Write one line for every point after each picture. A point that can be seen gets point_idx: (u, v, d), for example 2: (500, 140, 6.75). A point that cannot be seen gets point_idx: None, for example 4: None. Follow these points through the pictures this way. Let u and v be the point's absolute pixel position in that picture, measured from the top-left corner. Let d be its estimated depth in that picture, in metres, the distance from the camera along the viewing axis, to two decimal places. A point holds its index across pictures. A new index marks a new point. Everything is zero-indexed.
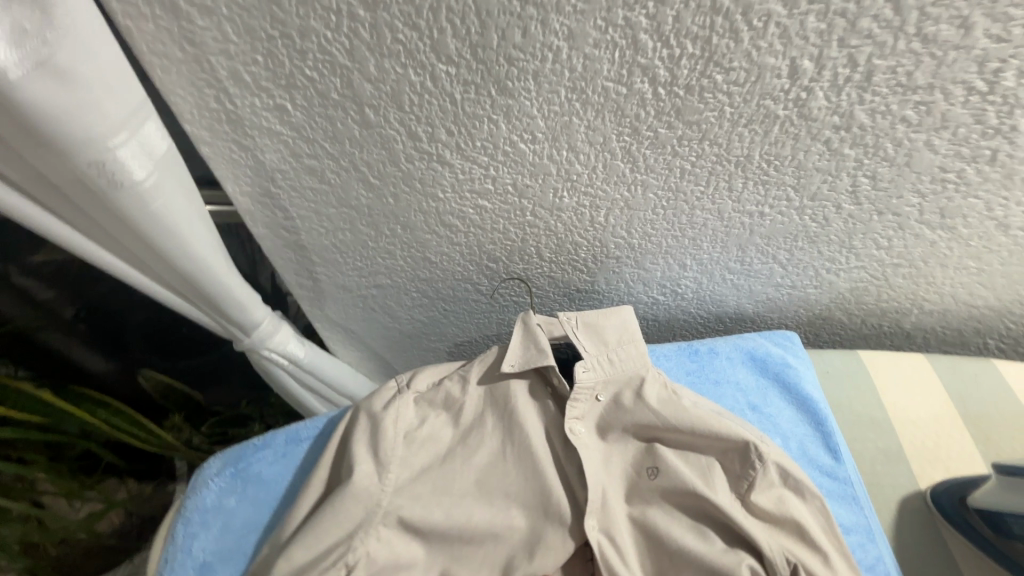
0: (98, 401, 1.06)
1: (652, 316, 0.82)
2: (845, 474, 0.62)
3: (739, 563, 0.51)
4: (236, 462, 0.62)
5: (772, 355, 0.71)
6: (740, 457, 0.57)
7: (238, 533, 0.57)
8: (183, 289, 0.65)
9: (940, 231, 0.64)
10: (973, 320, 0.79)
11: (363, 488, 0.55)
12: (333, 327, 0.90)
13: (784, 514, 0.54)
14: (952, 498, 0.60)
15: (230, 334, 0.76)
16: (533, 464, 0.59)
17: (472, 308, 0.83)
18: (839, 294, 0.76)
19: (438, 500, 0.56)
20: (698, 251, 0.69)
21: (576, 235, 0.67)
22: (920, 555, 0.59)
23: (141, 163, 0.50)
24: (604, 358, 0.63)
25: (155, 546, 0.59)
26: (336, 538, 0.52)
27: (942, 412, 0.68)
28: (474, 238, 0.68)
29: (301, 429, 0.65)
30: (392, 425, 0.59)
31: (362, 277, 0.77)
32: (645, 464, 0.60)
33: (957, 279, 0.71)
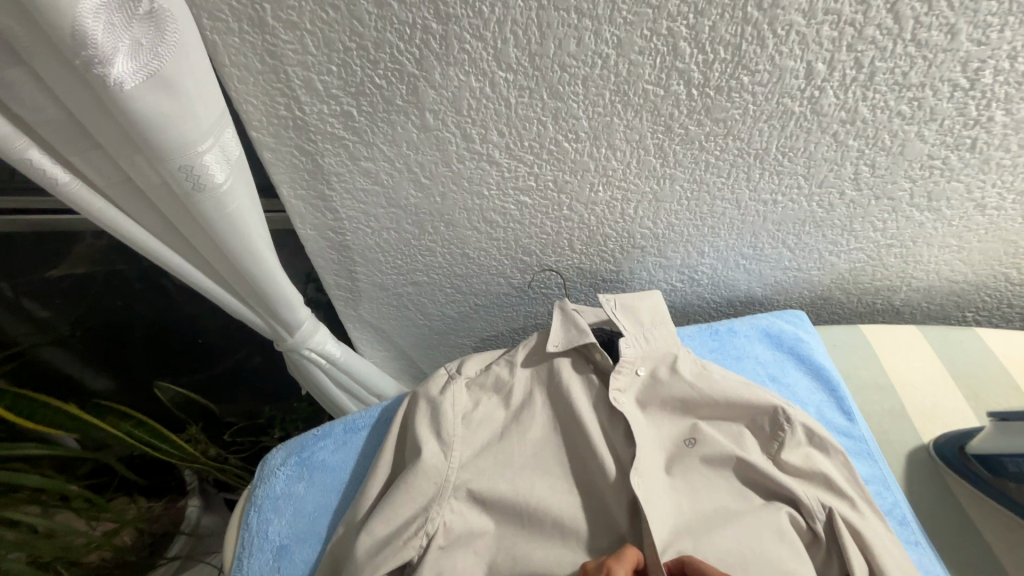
0: (121, 415, 1.06)
1: (670, 302, 0.89)
2: (860, 433, 0.68)
3: (780, 511, 0.58)
4: (299, 451, 0.65)
5: (785, 331, 0.78)
6: (770, 421, 0.63)
7: (311, 516, 0.60)
8: (239, 288, 0.68)
9: (927, 213, 0.72)
10: (954, 294, 0.88)
11: (432, 465, 0.59)
12: (365, 326, 0.93)
13: (814, 468, 0.61)
14: (953, 448, 0.67)
15: (274, 335, 0.79)
16: (583, 436, 0.63)
17: (503, 302, 0.87)
18: (839, 275, 0.83)
19: (501, 473, 0.60)
20: (716, 239, 0.76)
21: (606, 226, 0.73)
22: (929, 500, 0.66)
23: (221, 168, 0.53)
24: (642, 337, 0.68)
25: (227, 535, 0.61)
26: (412, 512, 0.56)
27: (936, 375, 0.76)
28: (512, 232, 0.73)
29: (358, 419, 0.68)
30: (451, 407, 0.63)
31: (400, 275, 0.81)
32: (682, 434, 0.65)
33: (941, 257, 0.80)
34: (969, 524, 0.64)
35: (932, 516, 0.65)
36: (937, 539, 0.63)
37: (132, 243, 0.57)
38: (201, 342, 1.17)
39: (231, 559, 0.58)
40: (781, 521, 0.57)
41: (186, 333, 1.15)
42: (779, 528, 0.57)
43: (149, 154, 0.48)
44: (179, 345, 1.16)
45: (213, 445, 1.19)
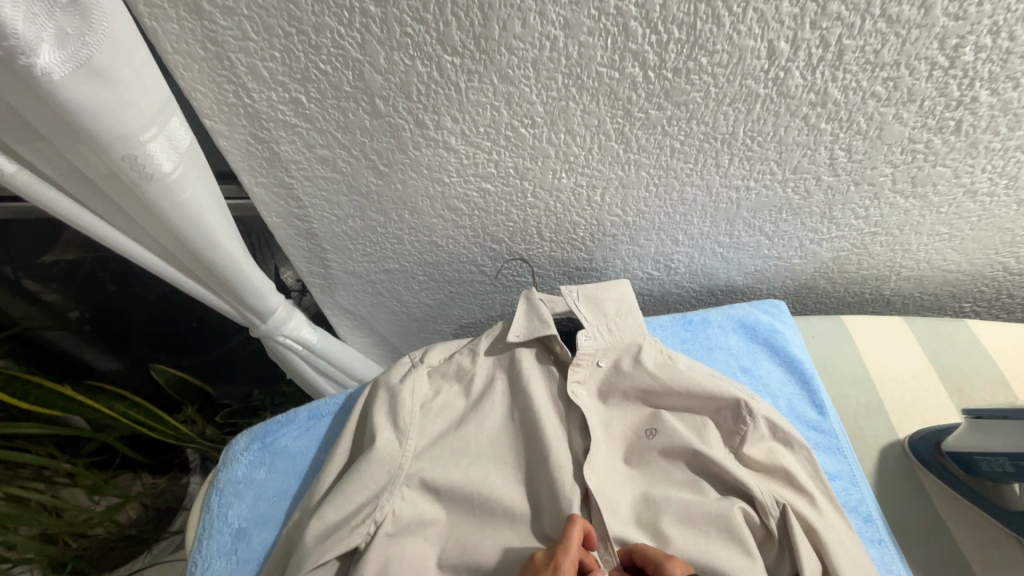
0: (116, 395, 1.08)
1: (647, 291, 0.87)
2: (830, 427, 0.67)
3: (733, 506, 0.56)
4: (263, 437, 0.66)
5: (761, 322, 0.76)
6: (733, 414, 0.61)
7: (270, 501, 0.62)
8: (203, 274, 0.69)
9: (913, 199, 0.68)
10: (949, 284, 0.84)
11: (386, 453, 0.59)
12: (343, 313, 0.94)
13: (774, 463, 0.59)
14: (928, 445, 0.65)
15: (248, 321, 0.80)
16: (538, 426, 0.63)
17: (477, 290, 0.87)
18: (822, 264, 0.80)
19: (456, 461, 0.61)
20: (689, 226, 0.73)
21: (574, 214, 0.71)
22: (899, 498, 0.64)
23: (168, 156, 0.53)
24: (604, 328, 0.67)
25: (191, 516, 0.63)
26: (363, 498, 0.57)
27: (919, 368, 0.73)
28: (478, 220, 0.72)
29: (322, 406, 0.69)
30: (409, 396, 0.64)
31: (372, 263, 0.81)
32: (643, 424, 0.65)
33: (931, 246, 0.76)
34: (939, 522, 0.62)
35: (903, 514, 0.63)
36: (904, 536, 0.61)
37: (88, 231, 0.57)
38: (193, 327, 1.19)
39: (193, 539, 0.60)
40: (734, 517, 0.55)
41: (178, 318, 1.17)
42: (729, 525, 0.55)
43: (91, 144, 0.48)
44: (172, 329, 1.18)
45: (209, 425, 1.23)
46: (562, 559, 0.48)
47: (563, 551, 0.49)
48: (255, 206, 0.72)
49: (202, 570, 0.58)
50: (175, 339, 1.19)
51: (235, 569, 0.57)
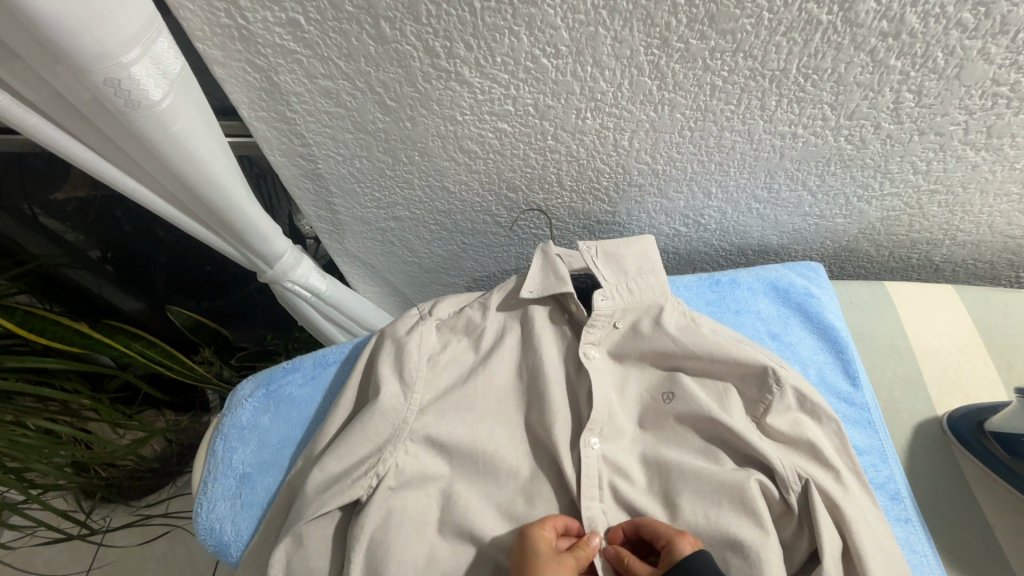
0: (133, 334, 1.09)
1: (672, 248, 0.81)
2: (862, 400, 0.62)
3: (750, 478, 0.53)
4: (268, 383, 0.65)
5: (796, 285, 0.70)
6: (757, 382, 0.57)
7: (274, 448, 0.61)
8: (205, 216, 0.66)
9: (985, 153, 0.60)
10: (1008, 251, 0.77)
11: (390, 406, 0.57)
12: (353, 262, 0.91)
13: (799, 436, 0.55)
14: (969, 423, 0.60)
15: (254, 266, 0.77)
16: (547, 385, 0.60)
17: (491, 241, 0.82)
18: (869, 224, 0.73)
19: (462, 418, 0.59)
20: (724, 177, 0.67)
21: (597, 160, 0.65)
22: (931, 476, 0.60)
23: (157, 83, 0.49)
24: (624, 286, 0.63)
25: (198, 458, 0.63)
26: (367, 450, 0.55)
27: (966, 342, 0.67)
28: (493, 164, 0.67)
29: (328, 354, 0.67)
30: (415, 349, 0.61)
31: (380, 209, 0.77)
32: (660, 388, 0.61)
33: (995, 208, 0.69)
34: (972, 503, 0.58)
35: (934, 493, 0.59)
36: (932, 516, 0.57)
37: (81, 163, 0.54)
38: (207, 271, 1.18)
39: (199, 481, 0.61)
40: (750, 489, 0.51)
41: (191, 261, 1.16)
42: (743, 496, 0.51)
43: (70, 65, 0.44)
44: (186, 273, 1.18)
45: (226, 366, 1.24)
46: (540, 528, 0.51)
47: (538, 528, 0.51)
48: (258, 143, 0.67)
49: (208, 511, 0.58)
50: (189, 282, 1.19)
51: (240, 513, 0.58)
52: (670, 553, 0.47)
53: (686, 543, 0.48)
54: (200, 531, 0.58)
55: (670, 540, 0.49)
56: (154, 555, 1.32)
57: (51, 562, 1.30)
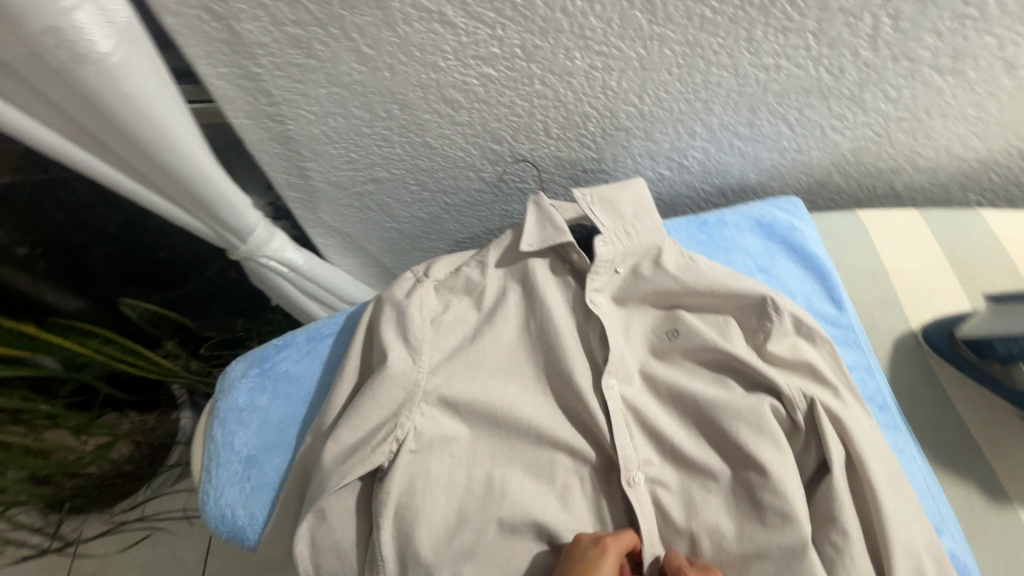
0: (86, 331, 1.01)
1: (656, 194, 0.82)
2: (848, 321, 0.66)
3: (761, 402, 0.55)
4: (261, 363, 0.61)
5: (779, 219, 0.72)
6: (756, 312, 0.60)
7: (278, 427, 0.58)
8: (169, 191, 0.60)
9: (949, 77, 0.63)
10: (962, 174, 0.82)
11: (400, 371, 0.56)
12: (329, 232, 0.86)
13: (798, 358, 0.58)
14: (943, 334, 0.65)
15: (225, 242, 0.72)
16: (556, 335, 0.59)
17: (475, 199, 0.80)
18: (841, 156, 0.76)
19: (473, 376, 0.58)
20: (709, 116, 0.67)
21: (585, 104, 0.64)
22: (911, 385, 0.65)
23: (104, 34, 0.43)
24: (622, 231, 0.63)
25: (194, 447, 0.60)
26: (382, 417, 0.54)
27: (932, 261, 0.72)
28: (478, 114, 0.64)
29: (322, 327, 0.64)
30: (417, 312, 0.59)
31: (358, 171, 0.72)
32: (664, 327, 0.62)
33: (955, 131, 0.72)
34: (949, 405, 0.63)
35: (913, 399, 0.64)
36: (914, 420, 0.62)
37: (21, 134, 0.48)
38: (161, 258, 1.10)
39: (200, 469, 0.57)
40: (763, 413, 0.54)
41: (142, 249, 1.07)
42: (756, 419, 0.54)
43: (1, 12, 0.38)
44: (138, 262, 1.09)
45: (194, 358, 1.17)
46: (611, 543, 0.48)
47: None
48: (217, 103, 0.62)
49: (216, 498, 0.55)
50: (142, 272, 1.10)
51: (251, 496, 0.55)
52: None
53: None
54: (210, 519, 0.55)
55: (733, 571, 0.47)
56: (137, 561, 1.26)
57: None
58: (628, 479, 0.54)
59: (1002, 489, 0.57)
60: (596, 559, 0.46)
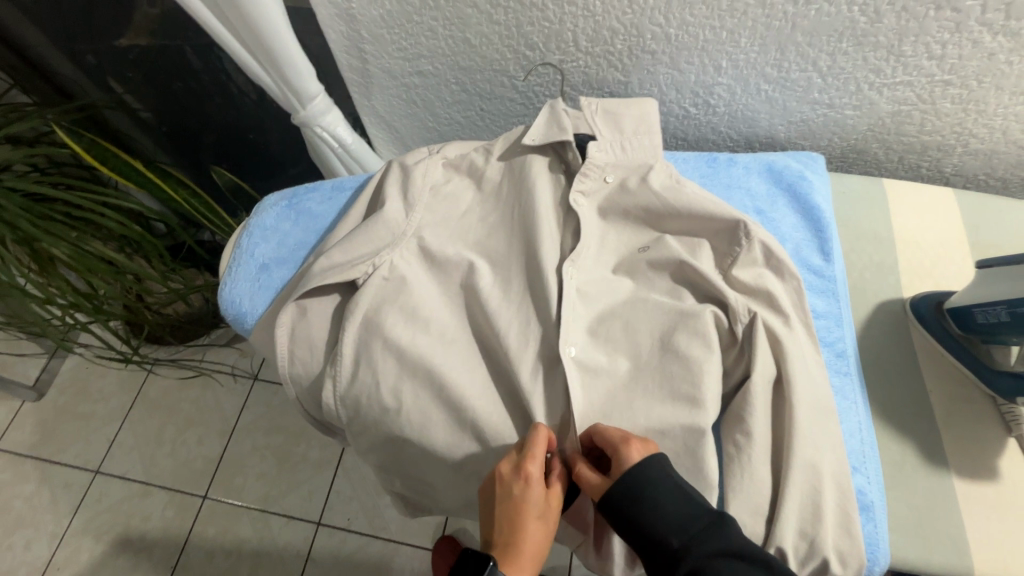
0: (180, 182, 1.20)
1: (681, 133, 0.83)
2: (832, 273, 0.66)
3: (705, 309, 0.58)
4: (290, 198, 0.73)
5: (791, 168, 0.72)
6: (729, 237, 0.62)
7: (291, 248, 0.70)
8: (249, 41, 0.73)
9: (1001, 38, 0.60)
10: (1022, 167, 0.76)
11: (392, 218, 0.65)
12: (380, 123, 0.97)
13: (759, 286, 0.60)
14: (930, 304, 0.63)
15: (288, 105, 0.84)
16: (535, 220, 0.65)
17: (507, 109, 0.86)
18: (879, 120, 0.74)
19: (453, 240, 0.66)
20: (735, 49, 0.68)
21: (613, 17, 0.68)
22: (882, 348, 0.63)
23: None
24: (617, 145, 0.67)
25: (225, 252, 0.73)
26: (367, 249, 0.63)
27: (950, 239, 0.69)
28: (513, 15, 0.70)
29: (345, 181, 0.74)
30: (420, 177, 0.68)
31: (406, 61, 0.81)
32: (641, 242, 0.66)
33: (1011, 108, 0.68)
34: (917, 374, 0.61)
35: (879, 361, 0.63)
36: (873, 379, 0.61)
37: None
38: (251, 137, 1.27)
39: (225, 267, 0.70)
40: (703, 318, 0.56)
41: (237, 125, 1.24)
42: (697, 323, 0.57)
43: None
44: (230, 136, 1.27)
45: None
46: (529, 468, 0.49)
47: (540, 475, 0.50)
48: None
49: (231, 287, 0.68)
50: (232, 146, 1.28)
51: (257, 293, 0.67)
52: (618, 464, 0.48)
53: (636, 449, 0.48)
54: (223, 303, 0.67)
55: (618, 448, 0.49)
56: (189, 398, 1.48)
57: (104, 390, 1.49)
58: (560, 348, 0.57)
59: (943, 454, 0.57)
60: (519, 491, 0.49)
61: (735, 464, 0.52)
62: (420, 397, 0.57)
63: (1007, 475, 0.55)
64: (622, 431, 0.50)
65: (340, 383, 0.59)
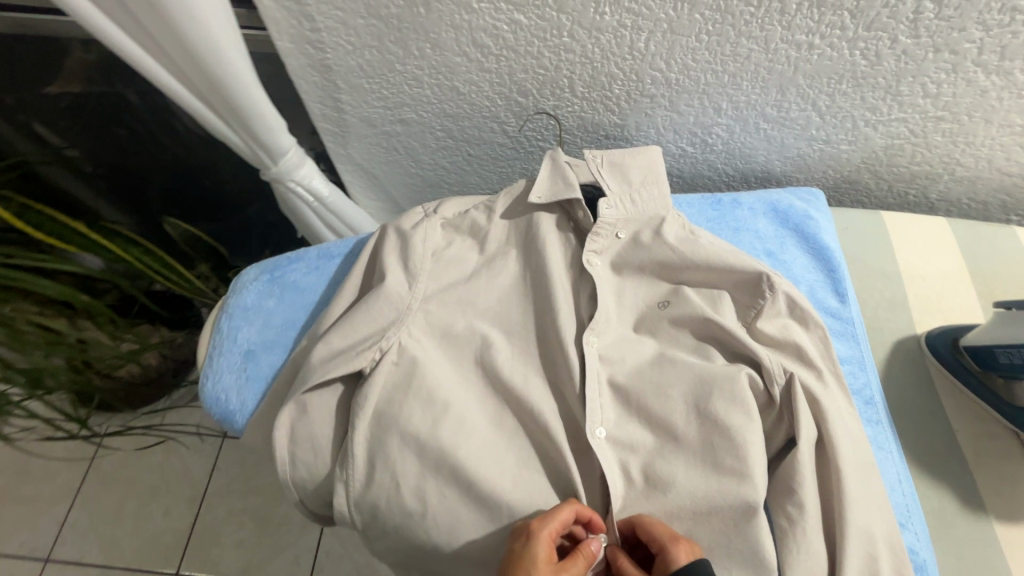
0: (130, 239, 1.06)
1: (677, 171, 0.82)
2: (849, 315, 0.65)
3: (739, 371, 0.55)
4: (272, 270, 0.67)
5: (795, 207, 0.71)
6: (751, 288, 0.59)
7: (278, 328, 0.63)
8: (213, 99, 0.66)
9: (995, 77, 0.60)
10: (1002, 192, 0.78)
11: (394, 293, 0.59)
12: (357, 171, 0.90)
13: (786, 339, 0.57)
14: (946, 340, 0.64)
15: (259, 162, 0.77)
16: (547, 284, 0.61)
17: (497, 153, 0.82)
18: (872, 153, 0.74)
19: (462, 310, 0.61)
20: (736, 91, 0.66)
21: (612, 64, 0.64)
22: (902, 388, 0.64)
23: None
24: (627, 198, 0.63)
25: (202, 336, 0.66)
26: (371, 330, 0.57)
27: (951, 270, 0.70)
28: (506, 63, 0.66)
29: (333, 247, 0.68)
30: (420, 243, 0.62)
31: (387, 109, 0.76)
32: (658, 296, 0.63)
33: (997, 140, 0.69)
34: (941, 414, 0.62)
35: (902, 403, 0.63)
36: (901, 423, 0.61)
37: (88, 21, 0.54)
38: (207, 184, 1.17)
39: (205, 355, 0.63)
40: (739, 380, 0.54)
41: (189, 173, 1.14)
42: (732, 387, 0.54)
43: None
44: (182, 185, 1.16)
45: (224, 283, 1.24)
46: (538, 527, 0.47)
47: (539, 522, 0.47)
48: (265, 25, 0.66)
49: (214, 382, 0.61)
50: (185, 195, 1.17)
51: (245, 385, 0.60)
52: (664, 564, 0.45)
53: (682, 551, 0.46)
54: (207, 400, 0.61)
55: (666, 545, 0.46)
56: (150, 466, 1.33)
57: (49, 467, 1.33)
58: (588, 432, 0.55)
59: (978, 498, 0.57)
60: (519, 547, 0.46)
61: (790, 539, 0.50)
62: (447, 496, 0.52)
63: None
64: (668, 528, 0.48)
65: (354, 486, 0.53)
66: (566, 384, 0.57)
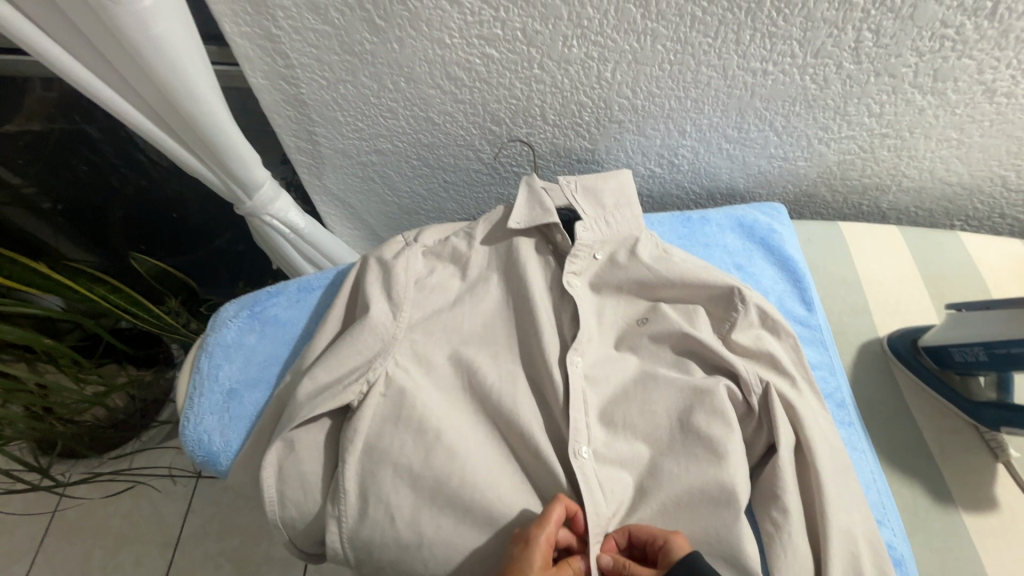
0: (95, 277, 1.02)
1: (647, 191, 0.85)
2: (816, 322, 0.68)
3: (718, 384, 0.56)
4: (252, 306, 0.66)
5: (760, 222, 0.75)
6: (724, 302, 0.61)
7: (260, 365, 0.63)
8: (187, 137, 0.65)
9: (930, 97, 0.65)
10: (945, 200, 0.84)
11: (379, 323, 0.59)
12: (333, 201, 0.91)
13: (761, 349, 0.59)
14: (906, 342, 0.68)
15: (233, 197, 0.76)
16: (530, 308, 0.62)
17: (473, 180, 0.84)
18: (827, 168, 0.79)
19: (447, 337, 0.62)
20: (698, 115, 0.70)
21: (581, 93, 0.67)
22: (869, 390, 0.67)
23: None
24: (602, 220, 0.66)
25: (181, 377, 0.65)
26: (356, 362, 0.57)
27: (905, 275, 0.74)
28: (479, 94, 0.68)
29: (313, 280, 0.68)
30: (402, 272, 0.63)
31: (362, 140, 0.77)
32: (637, 313, 0.65)
33: (937, 153, 0.75)
34: (906, 412, 0.65)
35: (870, 404, 0.66)
36: (871, 423, 0.65)
37: (58, 67, 0.54)
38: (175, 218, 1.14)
39: (185, 396, 0.62)
40: (718, 393, 0.55)
41: (157, 208, 1.11)
42: (713, 399, 0.55)
43: None
44: (149, 220, 1.13)
45: (196, 317, 1.20)
46: (535, 533, 0.47)
47: (536, 527, 0.48)
48: (238, 62, 0.66)
49: (196, 424, 0.60)
50: (153, 230, 1.14)
51: (228, 425, 0.60)
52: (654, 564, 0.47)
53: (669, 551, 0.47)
54: (188, 443, 0.60)
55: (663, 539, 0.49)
56: (118, 512, 1.26)
57: (8, 522, 1.26)
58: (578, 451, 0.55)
59: (946, 491, 0.60)
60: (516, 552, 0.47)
61: (777, 543, 0.51)
62: (442, 525, 0.52)
63: (1005, 502, 0.59)
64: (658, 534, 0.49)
65: (347, 521, 0.53)
66: (553, 405, 0.58)
